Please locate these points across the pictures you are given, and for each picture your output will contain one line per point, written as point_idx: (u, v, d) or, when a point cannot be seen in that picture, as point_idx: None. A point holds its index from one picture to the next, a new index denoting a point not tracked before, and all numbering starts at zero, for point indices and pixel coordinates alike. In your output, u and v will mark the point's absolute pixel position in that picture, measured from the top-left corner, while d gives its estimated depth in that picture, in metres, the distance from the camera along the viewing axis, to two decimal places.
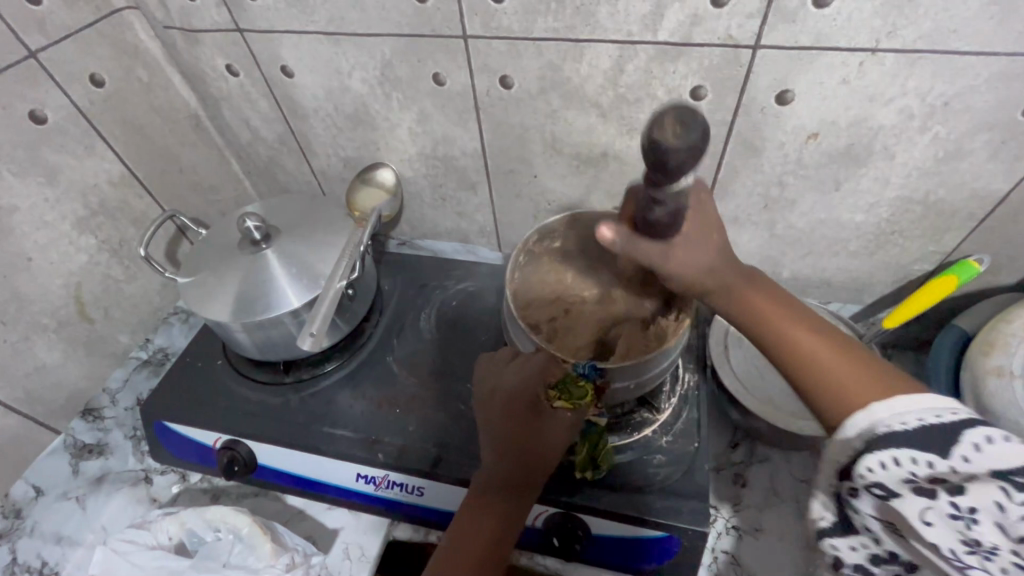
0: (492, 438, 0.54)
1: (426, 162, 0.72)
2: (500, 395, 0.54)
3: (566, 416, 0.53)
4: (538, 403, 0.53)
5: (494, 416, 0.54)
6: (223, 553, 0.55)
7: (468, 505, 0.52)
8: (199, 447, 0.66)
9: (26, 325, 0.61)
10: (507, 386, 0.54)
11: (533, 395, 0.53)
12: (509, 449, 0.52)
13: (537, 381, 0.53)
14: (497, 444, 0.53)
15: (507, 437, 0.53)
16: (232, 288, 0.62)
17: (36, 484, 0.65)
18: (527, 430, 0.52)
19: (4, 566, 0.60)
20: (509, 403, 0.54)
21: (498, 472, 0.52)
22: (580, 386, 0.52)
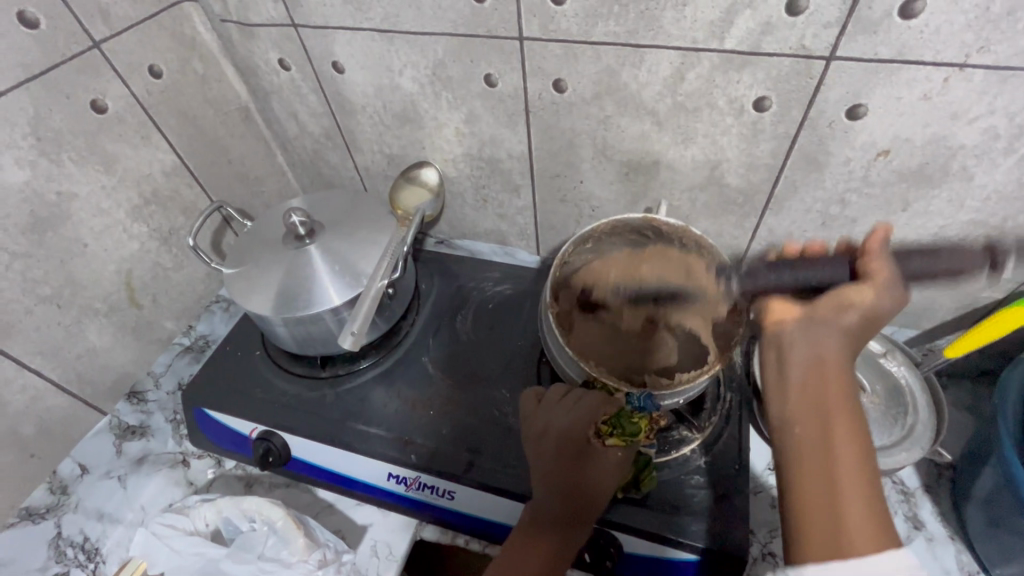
0: (543, 479, 0.53)
1: (470, 163, 0.71)
2: (551, 435, 0.54)
3: (617, 454, 0.52)
4: (590, 439, 0.52)
5: (546, 454, 0.53)
6: (259, 545, 0.56)
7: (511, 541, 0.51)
8: (236, 436, 0.67)
9: (79, 309, 0.63)
10: (559, 422, 0.54)
11: (583, 433, 0.53)
12: (562, 488, 0.51)
13: (590, 420, 0.53)
14: (546, 481, 0.52)
15: (558, 475, 0.52)
16: (274, 284, 0.63)
17: (81, 461, 0.67)
18: (580, 468, 0.52)
19: (49, 539, 0.62)
20: (563, 442, 0.53)
21: (549, 511, 0.51)
22: (633, 421, 0.52)
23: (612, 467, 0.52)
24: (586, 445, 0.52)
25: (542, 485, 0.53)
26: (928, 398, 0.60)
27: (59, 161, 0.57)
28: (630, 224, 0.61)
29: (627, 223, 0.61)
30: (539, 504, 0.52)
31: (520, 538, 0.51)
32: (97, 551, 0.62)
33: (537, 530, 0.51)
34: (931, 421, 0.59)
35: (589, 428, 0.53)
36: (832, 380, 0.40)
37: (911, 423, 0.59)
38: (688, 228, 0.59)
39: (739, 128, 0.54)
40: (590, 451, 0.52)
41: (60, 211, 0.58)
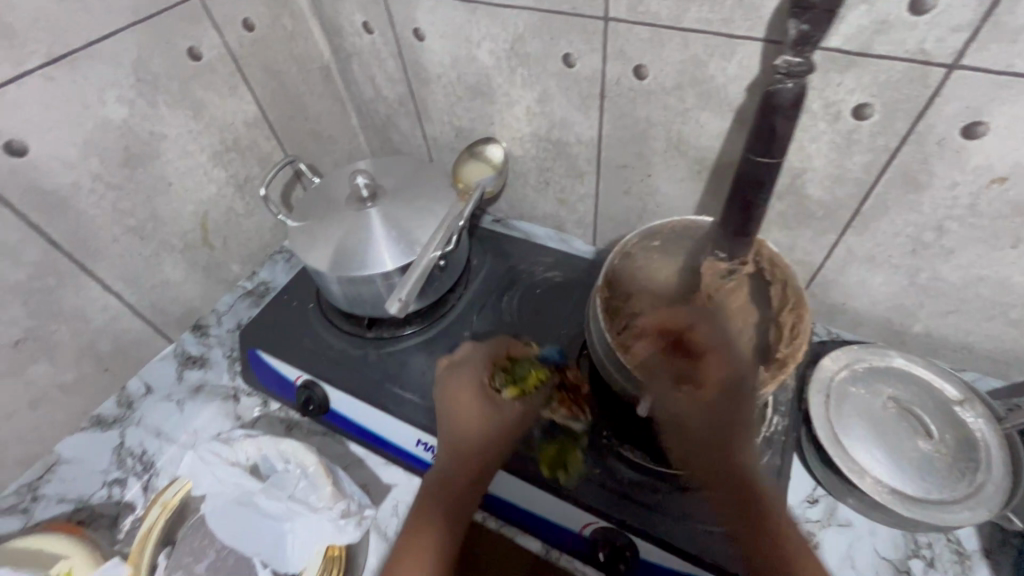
0: (445, 443, 0.56)
1: (537, 143, 0.70)
2: (447, 399, 0.59)
3: (514, 405, 0.59)
4: (484, 393, 0.58)
5: (447, 415, 0.58)
6: (291, 485, 0.58)
7: (416, 512, 0.54)
8: (283, 380, 0.71)
9: (158, 244, 0.67)
10: (457, 384, 0.59)
11: (478, 386, 0.59)
12: (464, 448, 0.56)
13: (482, 375, 0.60)
14: (447, 445, 0.56)
15: (461, 437, 0.56)
16: (333, 242, 0.65)
17: (147, 382, 0.72)
18: (481, 425, 0.57)
19: (114, 448, 0.68)
20: (460, 401, 0.58)
21: (450, 476, 0.55)
22: (525, 369, 0.61)
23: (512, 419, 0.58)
24: (484, 398, 0.58)
25: (442, 447, 0.57)
26: (1006, 457, 0.54)
27: (154, 103, 0.60)
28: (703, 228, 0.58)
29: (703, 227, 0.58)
30: (439, 472, 0.55)
31: (426, 511, 0.54)
32: (152, 466, 0.68)
33: (445, 502, 0.54)
34: (1003, 485, 0.53)
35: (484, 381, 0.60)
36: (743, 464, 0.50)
37: (981, 481, 0.53)
38: (764, 243, 0.54)
39: (832, 135, 0.50)
40: (488, 405, 0.58)
41: (150, 150, 0.62)
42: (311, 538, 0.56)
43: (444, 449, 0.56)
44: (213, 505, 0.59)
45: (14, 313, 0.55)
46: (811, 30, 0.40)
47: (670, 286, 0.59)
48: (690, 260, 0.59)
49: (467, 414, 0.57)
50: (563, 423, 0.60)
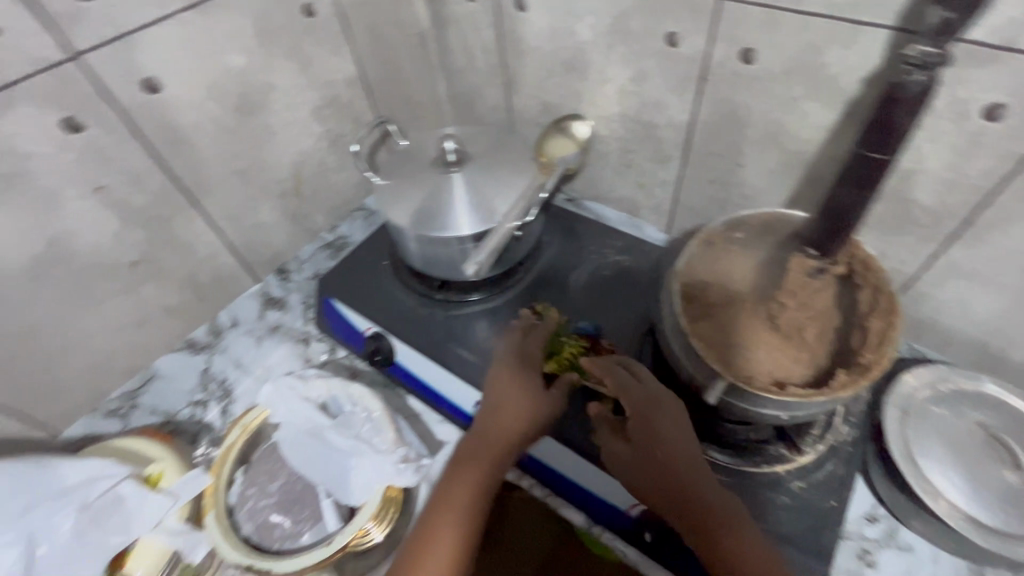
0: (487, 416, 0.57)
1: (625, 124, 0.69)
2: (496, 376, 0.60)
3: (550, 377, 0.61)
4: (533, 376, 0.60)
5: (489, 389, 0.59)
6: (358, 426, 0.62)
7: (450, 474, 0.54)
8: (353, 330, 0.75)
9: (258, 188, 0.71)
10: (506, 365, 0.60)
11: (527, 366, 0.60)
12: (508, 422, 0.56)
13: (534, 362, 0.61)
14: (487, 417, 0.57)
15: (506, 411, 0.56)
16: (417, 202, 0.67)
17: (233, 315, 0.78)
18: (528, 405, 0.57)
19: (200, 372, 0.74)
20: (510, 380, 0.59)
21: (489, 447, 0.55)
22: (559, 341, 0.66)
23: (555, 406, 0.59)
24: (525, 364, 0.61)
25: (484, 418, 0.57)
26: None
27: (270, 54, 0.64)
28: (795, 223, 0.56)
29: (793, 221, 0.56)
30: (478, 440, 0.56)
31: (463, 475, 0.54)
32: (231, 393, 0.74)
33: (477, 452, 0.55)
34: None
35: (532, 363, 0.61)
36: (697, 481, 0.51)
37: None
38: (859, 245, 0.52)
39: (954, 138, 0.47)
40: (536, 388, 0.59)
41: (261, 99, 0.66)
42: (374, 474, 0.60)
43: (487, 420, 0.56)
44: (287, 435, 0.64)
45: (135, 237, 0.61)
46: (956, 18, 0.38)
47: (750, 278, 0.58)
48: (773, 255, 0.57)
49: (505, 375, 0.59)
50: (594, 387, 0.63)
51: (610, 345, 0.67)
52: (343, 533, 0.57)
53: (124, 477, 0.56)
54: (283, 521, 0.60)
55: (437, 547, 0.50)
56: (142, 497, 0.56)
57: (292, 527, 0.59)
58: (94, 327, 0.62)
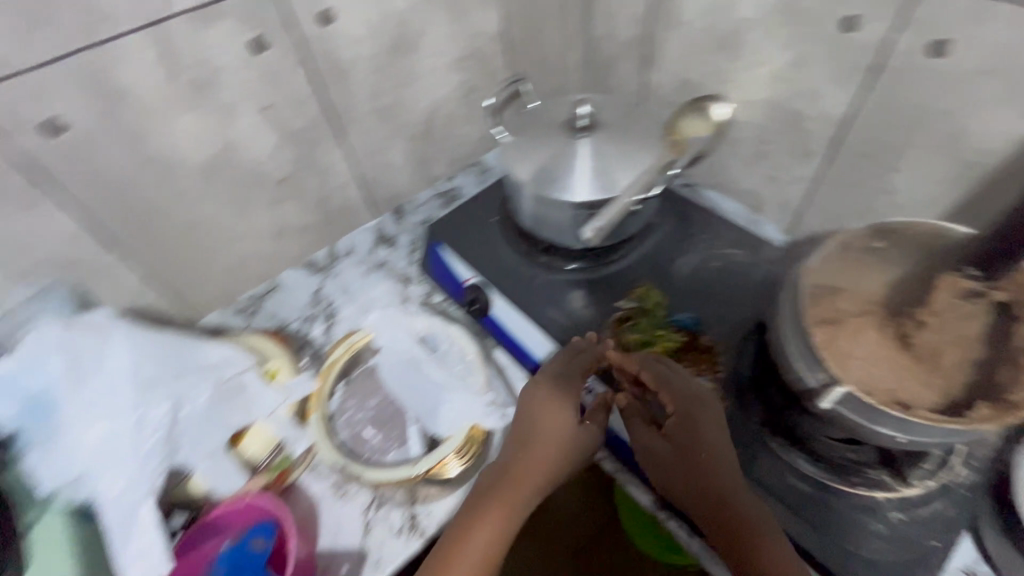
0: (525, 446, 0.56)
1: (769, 112, 0.66)
2: (533, 401, 0.58)
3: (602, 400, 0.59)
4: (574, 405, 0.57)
5: (528, 418, 0.58)
6: (453, 364, 0.66)
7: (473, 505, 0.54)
8: (454, 279, 0.79)
9: (393, 129, 0.75)
10: (547, 394, 0.58)
11: (570, 393, 0.58)
12: (545, 455, 0.55)
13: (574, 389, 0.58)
14: (522, 449, 0.56)
15: (545, 444, 0.56)
16: (539, 163, 0.68)
17: (349, 246, 0.84)
18: (566, 443, 0.56)
19: (313, 291, 0.80)
20: (549, 412, 0.57)
21: (522, 480, 0.55)
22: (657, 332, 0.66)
23: (592, 441, 0.58)
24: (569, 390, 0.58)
25: (520, 449, 0.56)
26: None
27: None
28: (950, 238, 0.52)
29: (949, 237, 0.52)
30: (511, 473, 0.55)
31: (494, 504, 0.53)
32: (335, 315, 0.79)
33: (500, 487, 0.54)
34: None
35: (575, 386, 0.58)
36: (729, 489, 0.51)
37: None
38: None
39: None
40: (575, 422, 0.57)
41: (412, 43, 0.69)
42: (463, 411, 0.64)
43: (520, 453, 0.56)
44: (387, 359, 0.69)
45: (287, 157, 0.67)
46: None
47: (885, 290, 0.54)
48: (918, 269, 0.54)
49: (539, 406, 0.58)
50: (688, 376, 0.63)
51: (710, 338, 0.66)
52: (427, 458, 0.61)
53: (250, 367, 0.64)
54: (374, 436, 0.65)
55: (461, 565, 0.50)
56: (261, 388, 0.64)
57: (380, 444, 0.64)
58: (242, 233, 0.69)
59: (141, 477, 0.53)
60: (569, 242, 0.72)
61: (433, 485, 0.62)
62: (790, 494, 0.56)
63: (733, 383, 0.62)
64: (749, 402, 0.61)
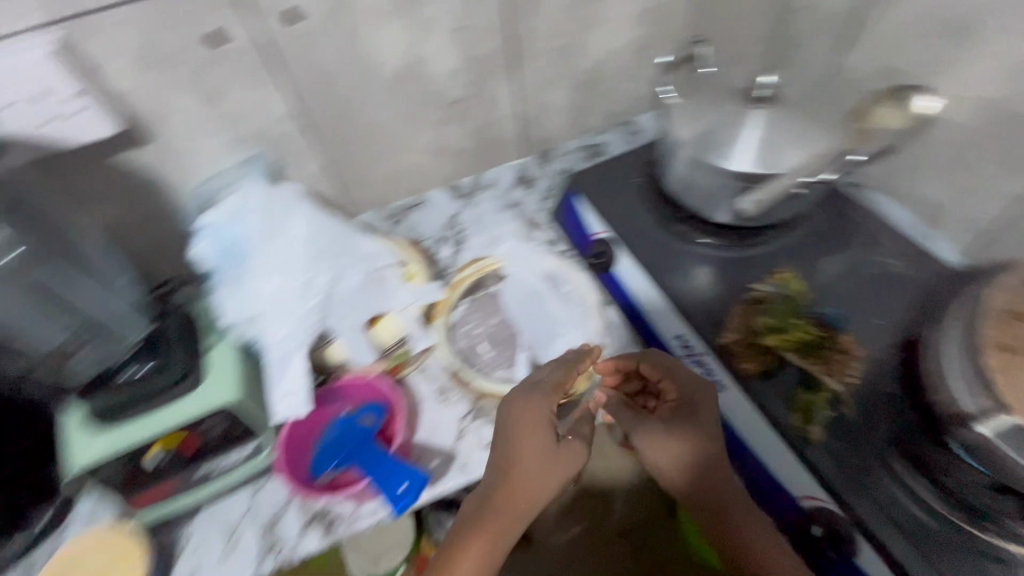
0: (510, 476, 0.55)
1: (987, 112, 0.59)
2: (511, 422, 0.57)
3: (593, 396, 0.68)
4: (552, 422, 0.58)
5: (516, 448, 0.56)
6: (571, 305, 0.70)
7: (461, 529, 0.54)
8: (583, 232, 0.80)
9: (562, 72, 0.77)
10: (523, 411, 0.57)
11: (545, 409, 0.58)
12: (535, 480, 0.55)
13: (550, 408, 0.58)
14: (507, 476, 0.55)
15: (533, 472, 0.55)
16: (704, 126, 0.67)
17: (491, 179, 0.87)
18: (554, 463, 0.56)
19: (451, 214, 0.85)
20: (529, 431, 0.57)
21: (515, 500, 0.54)
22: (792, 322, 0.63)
23: (578, 459, 0.58)
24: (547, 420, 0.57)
25: (504, 477, 0.55)
26: None
27: None
28: None
29: None
30: (500, 495, 0.54)
31: (485, 524, 0.53)
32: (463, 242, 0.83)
33: (489, 513, 0.54)
34: None
35: (555, 397, 0.59)
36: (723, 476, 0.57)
37: None
38: None
39: None
40: (554, 442, 0.57)
41: None
42: (575, 347, 0.68)
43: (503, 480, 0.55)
44: (511, 287, 0.74)
45: (463, 81, 0.71)
46: None
47: None
48: None
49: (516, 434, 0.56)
50: (815, 374, 0.61)
51: (852, 338, 0.62)
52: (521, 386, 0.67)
53: (392, 264, 0.71)
54: (488, 352, 0.71)
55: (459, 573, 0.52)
56: (398, 286, 0.70)
57: (492, 360, 0.70)
58: (408, 145, 0.76)
59: (296, 331, 0.63)
60: (718, 212, 0.69)
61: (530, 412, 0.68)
62: (904, 518, 0.54)
63: (864, 395, 0.59)
64: (878, 418, 0.58)
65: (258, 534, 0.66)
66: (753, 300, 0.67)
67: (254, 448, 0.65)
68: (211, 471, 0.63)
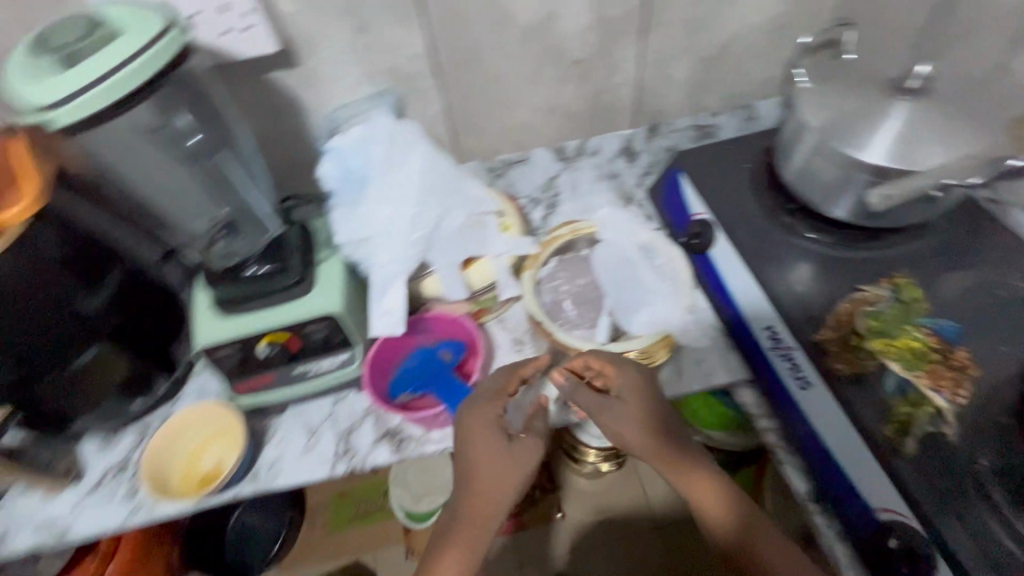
0: (470, 486, 0.58)
1: None
2: (462, 429, 0.59)
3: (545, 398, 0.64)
4: (501, 424, 0.60)
5: (470, 461, 0.58)
6: (662, 280, 0.69)
7: (441, 534, 0.59)
8: (682, 211, 0.77)
9: (690, 43, 0.75)
10: (471, 417, 0.59)
11: (492, 413, 0.60)
12: (493, 487, 0.57)
13: (496, 409, 0.60)
14: (468, 485, 0.58)
15: (489, 478, 0.57)
16: (840, 111, 0.63)
17: (595, 147, 0.87)
18: (508, 463, 0.58)
19: (548, 177, 0.86)
20: (480, 435, 0.58)
21: (480, 508, 0.58)
22: (902, 328, 0.61)
23: (533, 456, 0.59)
24: (496, 424, 0.59)
25: (468, 487, 0.58)
26: None
27: None
28: None
29: None
30: (467, 504, 0.58)
31: (457, 536, 0.58)
32: (555, 204, 0.83)
33: (462, 516, 0.58)
34: None
35: (500, 400, 0.60)
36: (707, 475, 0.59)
37: None
38: None
39: None
40: (506, 441, 0.58)
41: None
42: (661, 316, 0.67)
43: (466, 489, 0.58)
44: (603, 252, 0.74)
45: (591, 42, 0.72)
46: None
47: None
48: None
49: (468, 445, 0.58)
50: (919, 387, 0.58)
51: (968, 355, 0.60)
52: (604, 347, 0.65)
53: (492, 212, 0.73)
54: (571, 311, 0.72)
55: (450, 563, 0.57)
56: (496, 233, 0.73)
57: (574, 319, 0.72)
58: (524, 100, 0.77)
59: (399, 259, 0.68)
60: (840, 205, 0.66)
61: None
62: (993, 547, 0.52)
63: (970, 419, 0.57)
64: (979, 443, 0.56)
65: (335, 436, 0.72)
66: (861, 300, 0.65)
67: (346, 357, 0.69)
68: (305, 371, 0.68)
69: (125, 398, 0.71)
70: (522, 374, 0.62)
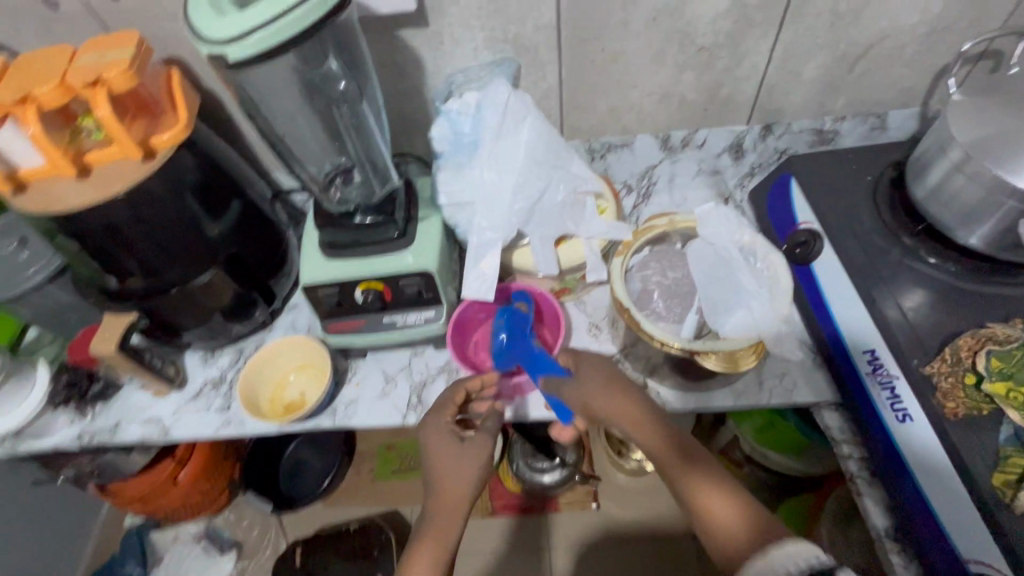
0: (436, 490, 0.61)
1: None
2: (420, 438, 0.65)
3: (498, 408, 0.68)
4: (452, 428, 0.65)
5: (430, 466, 0.62)
6: (760, 287, 0.66)
7: (416, 528, 0.60)
8: (785, 218, 0.75)
9: (830, 40, 0.70)
10: (428, 427, 0.65)
11: (442, 421, 0.65)
12: (452, 486, 0.61)
13: (445, 416, 0.66)
14: (436, 486, 0.61)
15: (451, 478, 0.61)
16: (997, 126, 0.58)
17: (704, 140, 0.83)
18: (462, 461, 0.62)
19: (645, 167, 0.86)
20: (436, 440, 0.64)
21: (446, 503, 0.60)
22: None
23: (484, 450, 0.63)
24: (450, 430, 0.64)
25: (435, 486, 0.61)
26: None
27: None
28: None
29: None
30: (434, 501, 0.60)
31: (427, 531, 0.58)
32: (647, 193, 0.86)
33: (433, 510, 0.60)
34: None
35: (448, 412, 0.66)
36: (660, 452, 0.57)
37: None
38: None
39: None
40: (459, 441, 0.63)
41: None
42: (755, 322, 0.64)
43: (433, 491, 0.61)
44: (698, 248, 0.71)
45: (722, 29, 0.69)
46: None
47: None
48: None
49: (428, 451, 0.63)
50: None
51: None
52: (690, 342, 0.63)
53: (592, 193, 0.73)
54: (658, 303, 0.71)
55: (423, 551, 0.57)
56: (593, 215, 0.72)
57: (662, 312, 0.70)
58: (639, 83, 0.76)
59: (497, 227, 0.69)
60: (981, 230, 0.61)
61: (685, 376, 0.68)
62: None
63: None
64: None
65: (410, 387, 0.75)
66: (988, 337, 0.59)
67: (432, 315, 0.71)
68: (393, 321, 0.71)
69: (227, 322, 0.76)
70: (466, 388, 0.68)
